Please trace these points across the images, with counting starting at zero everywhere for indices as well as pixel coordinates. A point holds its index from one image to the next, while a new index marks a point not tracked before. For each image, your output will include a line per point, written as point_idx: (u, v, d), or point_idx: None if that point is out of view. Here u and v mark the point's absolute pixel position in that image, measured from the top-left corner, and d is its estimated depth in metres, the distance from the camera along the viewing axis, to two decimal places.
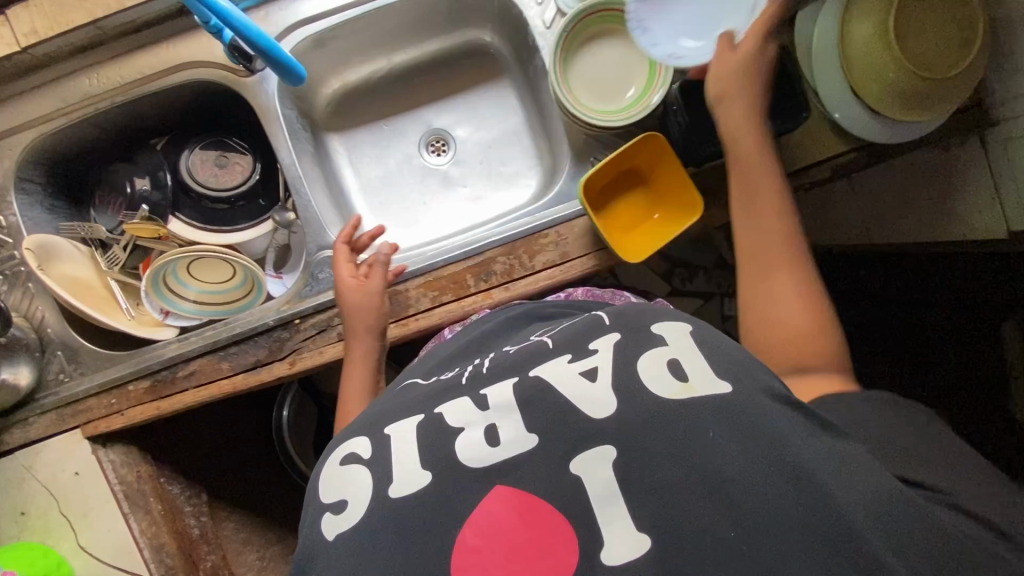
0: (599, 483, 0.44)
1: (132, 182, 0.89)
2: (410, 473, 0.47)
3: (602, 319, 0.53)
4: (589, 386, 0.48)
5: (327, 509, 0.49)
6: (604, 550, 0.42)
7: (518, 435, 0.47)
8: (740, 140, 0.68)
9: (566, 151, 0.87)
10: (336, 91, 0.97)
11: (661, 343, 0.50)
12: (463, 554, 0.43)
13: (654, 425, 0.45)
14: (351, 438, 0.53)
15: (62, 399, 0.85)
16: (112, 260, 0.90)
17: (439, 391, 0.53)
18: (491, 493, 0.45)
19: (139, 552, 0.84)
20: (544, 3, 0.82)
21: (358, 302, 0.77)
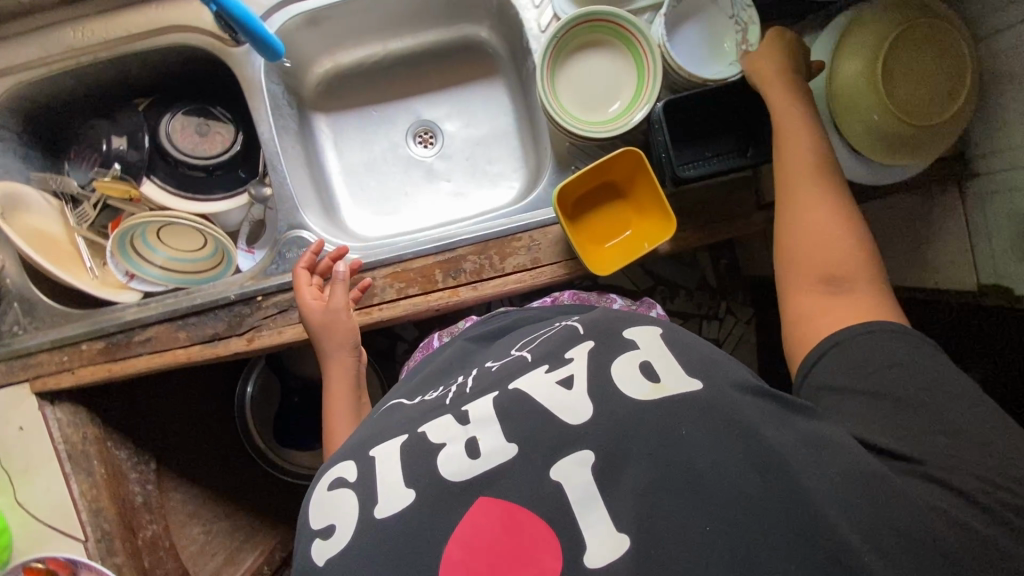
0: (579, 489, 0.43)
1: (108, 140, 0.88)
2: (394, 491, 0.46)
3: (577, 330, 0.55)
4: (565, 394, 0.48)
5: (316, 536, 0.47)
6: (587, 555, 0.41)
7: (498, 444, 0.46)
8: (772, 95, 0.67)
9: (549, 157, 0.87)
10: (328, 71, 0.97)
11: (632, 347, 0.50)
12: (450, 568, 0.42)
13: (591, 437, 0.45)
14: (336, 464, 0.51)
15: (12, 351, 0.83)
16: (81, 217, 0.88)
17: (427, 411, 0.53)
18: (475, 504, 0.44)
19: (76, 514, 0.84)
20: (541, 7, 0.82)
21: (326, 325, 0.76)
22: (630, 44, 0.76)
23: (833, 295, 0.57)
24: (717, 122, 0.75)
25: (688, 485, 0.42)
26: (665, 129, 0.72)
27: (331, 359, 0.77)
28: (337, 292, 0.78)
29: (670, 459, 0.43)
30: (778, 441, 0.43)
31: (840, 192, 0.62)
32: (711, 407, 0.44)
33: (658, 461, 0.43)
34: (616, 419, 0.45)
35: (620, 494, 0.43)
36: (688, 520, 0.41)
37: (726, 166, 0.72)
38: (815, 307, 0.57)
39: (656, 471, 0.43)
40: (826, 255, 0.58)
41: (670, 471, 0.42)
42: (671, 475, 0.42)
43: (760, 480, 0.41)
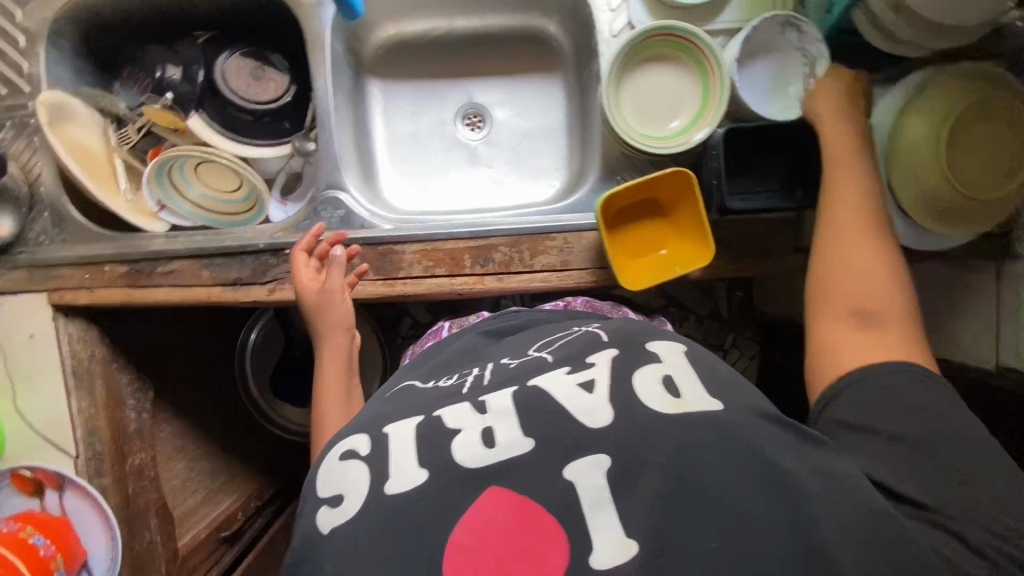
0: (591, 491, 0.43)
1: (163, 68, 0.87)
2: (406, 472, 0.46)
3: (599, 336, 0.56)
4: (585, 397, 0.48)
5: (323, 504, 0.48)
6: (593, 555, 0.41)
7: (514, 438, 0.47)
8: (825, 122, 0.68)
9: (595, 161, 0.86)
10: (389, 38, 0.96)
11: (654, 359, 0.52)
12: (455, 551, 0.42)
13: (606, 444, 0.45)
14: (350, 435, 0.52)
15: (36, 260, 0.83)
16: (123, 138, 0.89)
17: (438, 398, 0.53)
18: (482, 493, 0.44)
19: (72, 430, 0.85)
20: (617, 11, 0.81)
21: (323, 309, 0.77)
22: (700, 65, 0.75)
23: (862, 330, 0.57)
24: (776, 157, 0.74)
25: (700, 502, 0.42)
26: (722, 154, 0.71)
27: (327, 341, 0.77)
28: (334, 276, 0.78)
29: (678, 468, 0.43)
30: (788, 462, 0.44)
31: (878, 225, 0.62)
32: (731, 428, 0.45)
33: (671, 474, 0.43)
34: (634, 427, 0.45)
35: (626, 502, 0.42)
36: (698, 533, 0.41)
37: (772, 205, 0.72)
38: (840, 340, 0.57)
39: (666, 484, 0.43)
40: (867, 288, 0.59)
41: (678, 486, 0.43)
42: (681, 488, 0.42)
43: (770, 501, 0.42)
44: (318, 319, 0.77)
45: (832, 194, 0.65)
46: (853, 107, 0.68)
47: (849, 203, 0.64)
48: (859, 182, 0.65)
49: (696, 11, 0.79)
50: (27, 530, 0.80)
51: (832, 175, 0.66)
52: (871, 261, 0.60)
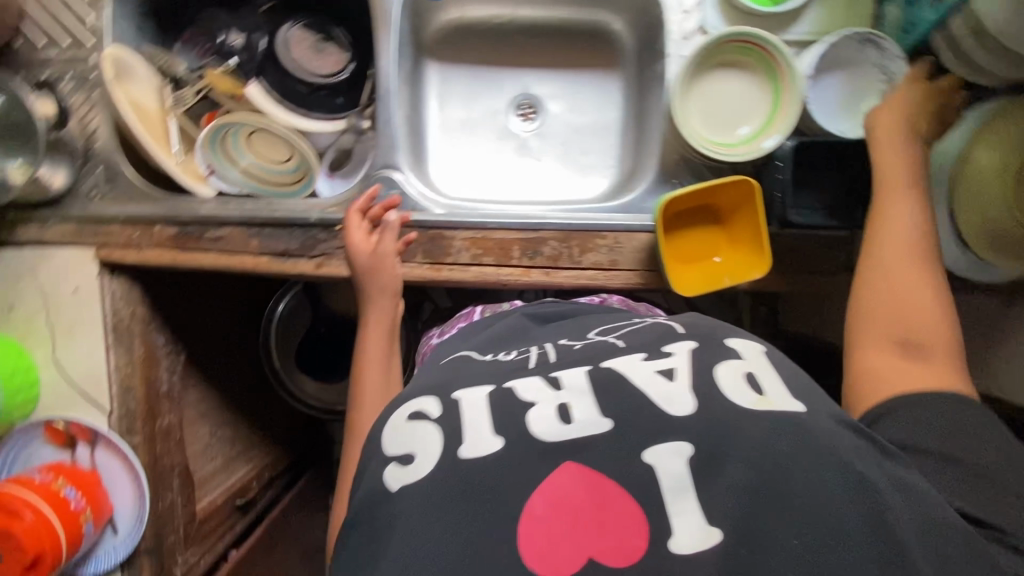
0: (672, 476, 0.44)
1: (226, 34, 0.88)
2: (481, 438, 0.49)
3: (675, 329, 0.58)
4: (665, 383, 0.50)
5: (392, 462, 0.51)
6: (671, 539, 0.42)
7: (593, 417, 0.48)
8: (882, 138, 0.68)
9: (652, 162, 0.85)
10: (451, 21, 0.95)
11: (734, 356, 0.53)
12: (532, 520, 0.44)
13: (685, 432, 0.46)
14: (418, 396, 0.55)
15: (86, 214, 0.82)
16: (179, 99, 0.88)
17: (509, 371, 0.56)
18: (558, 467, 0.46)
19: (108, 385, 0.86)
20: (690, 12, 0.80)
21: (372, 275, 0.79)
22: (772, 73, 0.75)
23: (909, 357, 0.57)
24: (839, 175, 0.73)
25: (781, 501, 0.42)
26: (789, 167, 0.71)
27: (373, 313, 0.80)
28: (387, 240, 0.80)
29: (761, 464, 0.44)
30: (867, 471, 0.45)
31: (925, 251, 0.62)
32: (810, 433, 0.46)
33: (755, 470, 0.44)
34: (715, 418, 0.47)
35: (708, 493, 0.43)
36: (780, 530, 0.41)
37: (827, 224, 0.72)
38: (882, 366, 0.58)
39: (748, 478, 0.43)
40: (907, 318, 0.59)
41: (760, 484, 0.43)
42: (761, 485, 0.43)
43: (849, 505, 0.42)
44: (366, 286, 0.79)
45: (881, 214, 0.65)
46: (913, 127, 0.67)
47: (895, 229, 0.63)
48: (908, 207, 0.64)
49: (769, 20, 0.79)
50: (58, 482, 0.80)
51: (880, 199, 0.66)
52: (911, 290, 0.60)
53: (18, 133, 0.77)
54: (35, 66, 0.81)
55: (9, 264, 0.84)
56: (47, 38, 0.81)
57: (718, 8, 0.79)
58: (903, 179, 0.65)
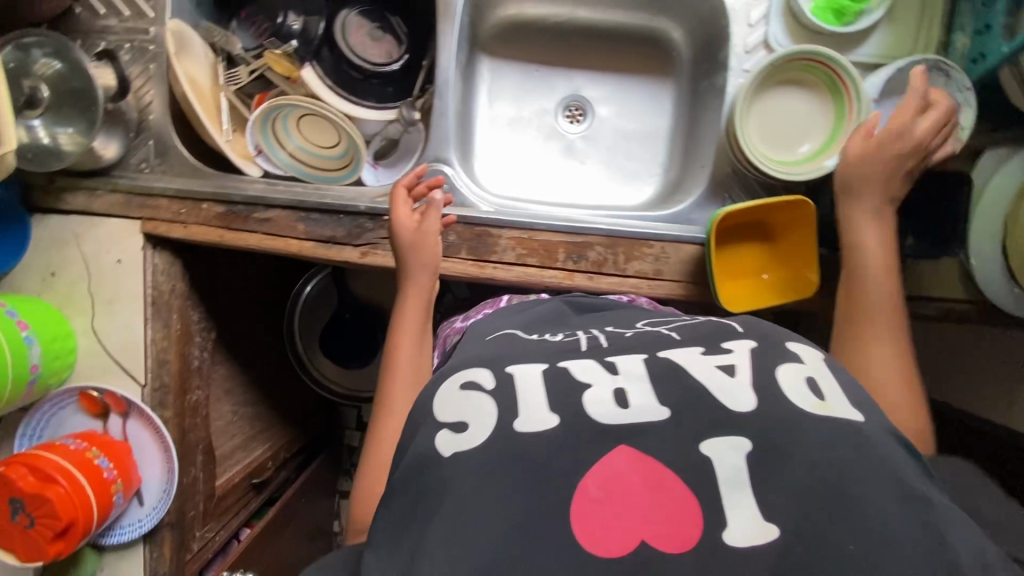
0: (728, 470, 0.45)
1: (286, 16, 0.88)
2: (537, 414, 0.49)
3: (733, 327, 0.57)
4: (726, 378, 0.50)
5: (444, 429, 0.51)
6: (726, 530, 0.42)
7: (651, 405, 0.49)
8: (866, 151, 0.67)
9: (702, 176, 0.85)
10: (507, 17, 0.95)
11: (796, 358, 0.52)
12: (586, 499, 0.44)
13: (745, 428, 0.46)
14: (469, 368, 0.55)
15: (135, 186, 0.83)
16: (232, 78, 0.88)
17: (558, 352, 0.56)
18: (611, 451, 0.46)
19: (144, 358, 0.86)
20: (755, 27, 0.80)
21: (417, 250, 0.76)
22: (837, 90, 0.74)
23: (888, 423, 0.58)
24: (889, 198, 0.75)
25: (840, 506, 0.42)
26: None
27: (409, 289, 0.75)
28: (432, 217, 0.78)
29: (822, 467, 0.44)
30: (925, 489, 0.44)
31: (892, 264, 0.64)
32: (873, 444, 0.45)
33: (817, 473, 0.44)
34: (775, 419, 0.46)
35: (766, 493, 0.44)
36: (838, 534, 0.41)
37: None
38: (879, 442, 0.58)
39: (805, 484, 0.43)
40: (868, 360, 0.61)
41: (821, 486, 0.43)
42: (820, 489, 0.43)
43: (907, 515, 0.42)
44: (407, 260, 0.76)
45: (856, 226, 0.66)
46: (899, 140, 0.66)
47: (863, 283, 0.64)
48: (881, 265, 0.65)
49: (836, 39, 0.79)
50: (93, 450, 0.80)
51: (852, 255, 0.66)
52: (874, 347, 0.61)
53: (78, 99, 0.75)
54: (94, 34, 0.81)
55: (54, 231, 0.84)
56: (108, 7, 0.81)
57: (785, 25, 0.79)
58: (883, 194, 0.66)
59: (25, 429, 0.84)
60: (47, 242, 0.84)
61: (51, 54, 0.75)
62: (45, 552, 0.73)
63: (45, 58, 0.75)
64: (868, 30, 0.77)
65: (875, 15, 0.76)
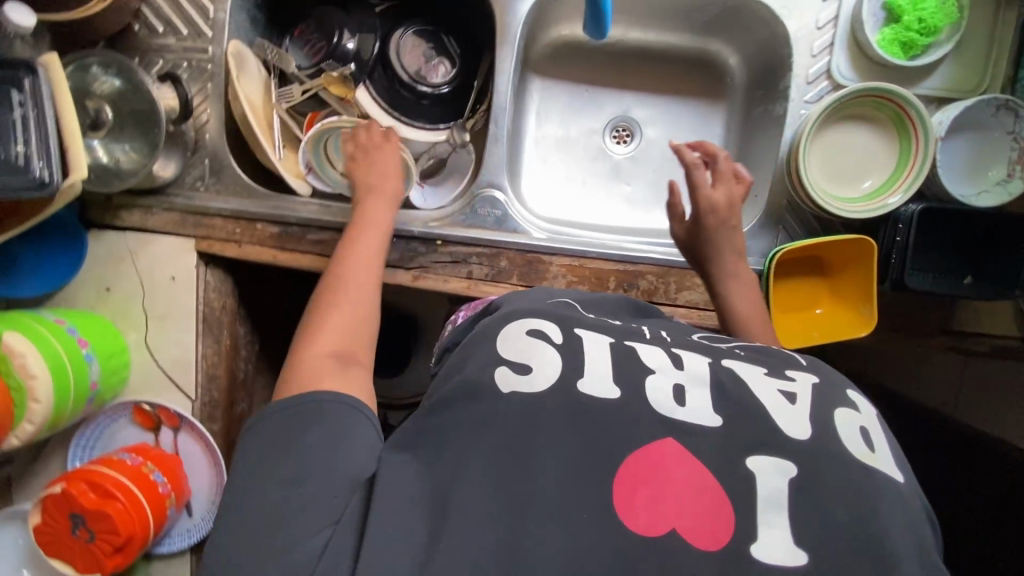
0: (770, 489, 0.42)
1: (340, 34, 0.86)
2: (602, 379, 0.47)
3: (797, 358, 0.53)
4: (787, 406, 0.46)
5: (504, 364, 0.48)
6: (756, 542, 0.40)
7: (706, 411, 0.45)
8: (703, 201, 0.75)
9: (755, 207, 0.84)
10: (560, 37, 0.94)
11: (853, 406, 0.47)
12: (624, 485, 0.42)
13: (795, 453, 0.43)
14: (539, 318, 0.52)
15: (192, 206, 0.83)
16: (284, 95, 0.87)
17: (622, 332, 0.54)
18: (658, 441, 0.44)
19: (195, 373, 0.87)
20: (818, 57, 0.78)
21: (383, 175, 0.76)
22: (902, 126, 0.73)
23: None
24: (955, 235, 0.72)
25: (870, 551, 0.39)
26: (910, 232, 0.70)
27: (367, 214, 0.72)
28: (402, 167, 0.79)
29: (863, 505, 0.41)
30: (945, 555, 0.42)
31: (742, 286, 0.73)
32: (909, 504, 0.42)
33: (853, 511, 0.41)
34: (830, 448, 0.43)
35: (802, 517, 0.41)
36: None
37: (938, 289, 0.71)
38: None
39: (843, 520, 0.40)
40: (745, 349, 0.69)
41: (856, 530, 0.40)
42: (853, 525, 0.40)
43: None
44: (372, 181, 0.75)
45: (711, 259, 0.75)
46: (715, 188, 0.76)
47: (721, 257, 0.74)
48: (734, 244, 0.75)
49: (901, 72, 0.77)
50: (148, 465, 0.81)
51: (700, 242, 0.76)
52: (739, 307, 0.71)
53: (140, 121, 0.76)
54: (151, 52, 0.81)
55: (110, 246, 0.85)
56: (166, 25, 0.81)
57: (848, 56, 0.78)
58: (723, 232, 0.75)
59: (78, 441, 0.86)
60: (103, 256, 0.85)
61: (112, 72, 0.75)
62: (104, 564, 0.75)
63: (105, 77, 0.76)
64: (934, 63, 0.76)
65: (942, 49, 0.75)
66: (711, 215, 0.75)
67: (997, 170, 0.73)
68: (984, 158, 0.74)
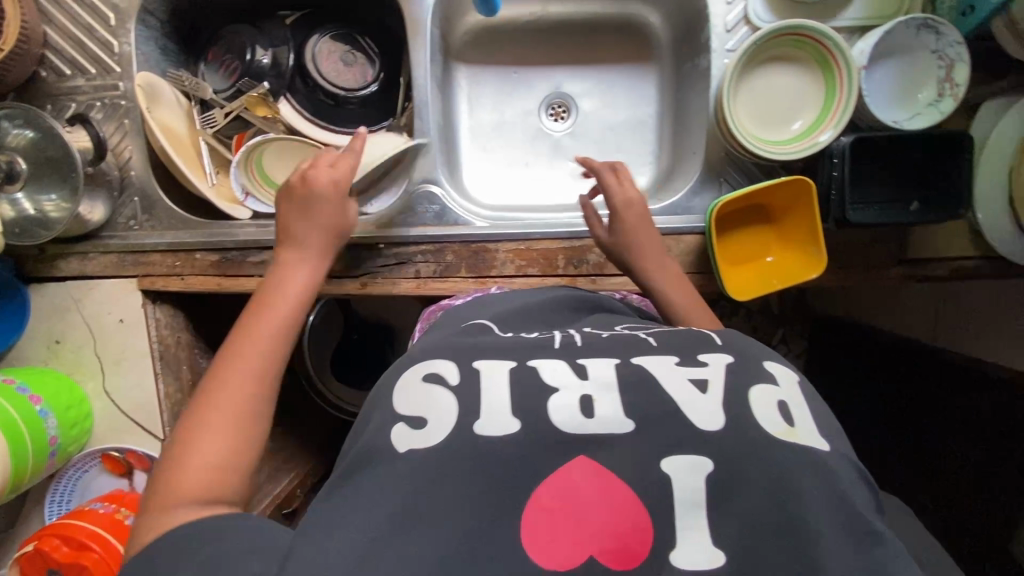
0: (687, 490, 0.43)
1: (253, 51, 0.84)
2: (497, 417, 0.47)
3: (711, 338, 0.53)
4: (698, 397, 0.47)
5: (400, 421, 0.48)
6: (675, 550, 0.41)
7: (616, 416, 0.47)
8: (618, 204, 0.75)
9: (695, 164, 0.83)
10: (480, 21, 0.92)
11: (771, 380, 0.50)
12: (537, 510, 0.43)
13: (709, 445, 0.45)
14: (432, 359, 0.53)
15: (127, 245, 0.82)
16: (209, 121, 0.85)
17: (532, 347, 0.53)
18: (572, 459, 0.45)
19: (158, 413, 0.85)
20: (733, 4, 0.77)
21: (325, 215, 0.70)
22: (826, 63, 0.72)
23: None
24: (890, 167, 0.71)
25: (792, 532, 0.41)
26: (845, 166, 0.69)
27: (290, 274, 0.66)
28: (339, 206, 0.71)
29: (778, 489, 0.43)
30: (880, 525, 0.44)
31: (673, 280, 0.72)
32: (830, 475, 0.44)
33: (770, 498, 0.42)
34: (743, 431, 0.45)
35: (717, 512, 0.43)
36: (778, 564, 0.41)
37: (885, 217, 0.70)
38: None
39: (760, 507, 0.42)
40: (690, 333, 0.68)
41: (775, 513, 0.42)
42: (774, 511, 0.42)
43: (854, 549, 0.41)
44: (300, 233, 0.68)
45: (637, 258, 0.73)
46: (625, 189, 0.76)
47: (646, 253, 0.73)
48: (652, 238, 0.74)
49: (819, 8, 0.76)
50: (121, 511, 0.80)
51: (619, 241, 0.74)
52: (675, 294, 0.71)
53: (56, 168, 0.74)
54: (62, 96, 0.80)
55: (52, 298, 0.83)
56: (72, 67, 0.80)
57: None
58: (642, 229, 0.74)
59: (53, 496, 0.85)
60: (48, 309, 0.84)
61: (20, 123, 0.73)
62: None
63: (16, 129, 0.74)
64: None
65: None
66: (627, 212, 0.74)
67: (930, 91, 0.71)
68: (914, 80, 0.72)
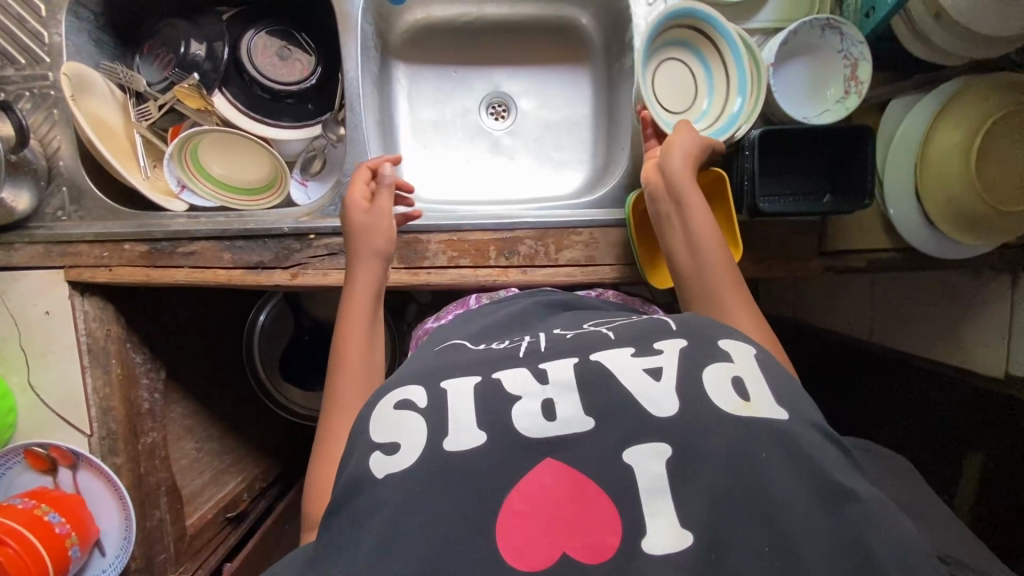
0: (650, 477, 0.44)
1: (187, 44, 0.85)
2: (465, 432, 0.47)
3: (668, 325, 0.54)
4: (651, 383, 0.48)
5: (376, 450, 0.49)
6: (646, 538, 0.42)
7: (578, 414, 0.47)
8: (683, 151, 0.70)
9: (623, 160, 0.86)
10: (417, 21, 0.94)
11: (725, 358, 0.50)
12: (508, 516, 0.43)
13: (668, 433, 0.45)
14: (409, 385, 0.53)
15: (53, 235, 0.82)
16: (143, 113, 0.85)
17: (498, 360, 0.54)
18: (538, 464, 0.45)
19: (86, 407, 0.84)
20: (654, 5, 0.82)
21: (366, 232, 0.71)
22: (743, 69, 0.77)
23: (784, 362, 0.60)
24: (796, 158, 0.75)
25: (755, 503, 0.42)
26: (755, 156, 0.72)
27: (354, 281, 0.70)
28: (384, 201, 0.74)
29: (735, 464, 0.43)
30: (851, 483, 0.44)
31: (716, 245, 0.65)
32: (792, 440, 0.45)
33: (729, 472, 0.43)
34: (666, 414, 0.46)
35: (682, 491, 0.43)
36: (748, 537, 0.41)
37: (797, 207, 0.72)
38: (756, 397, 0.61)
39: (720, 483, 0.43)
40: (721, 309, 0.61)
41: (735, 484, 0.43)
42: (732, 490, 0.43)
43: (821, 514, 0.42)
44: (354, 240, 0.72)
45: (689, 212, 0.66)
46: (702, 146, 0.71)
47: (694, 209, 0.66)
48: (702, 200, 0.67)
49: (737, 8, 0.81)
50: (42, 507, 0.78)
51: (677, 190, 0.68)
52: (684, 187, 0.67)
53: None
54: None
55: None
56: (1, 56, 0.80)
57: None
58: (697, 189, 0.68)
59: None
60: None
61: None
62: None
63: None
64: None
65: None
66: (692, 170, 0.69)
67: (836, 90, 0.74)
68: (821, 80, 0.76)
